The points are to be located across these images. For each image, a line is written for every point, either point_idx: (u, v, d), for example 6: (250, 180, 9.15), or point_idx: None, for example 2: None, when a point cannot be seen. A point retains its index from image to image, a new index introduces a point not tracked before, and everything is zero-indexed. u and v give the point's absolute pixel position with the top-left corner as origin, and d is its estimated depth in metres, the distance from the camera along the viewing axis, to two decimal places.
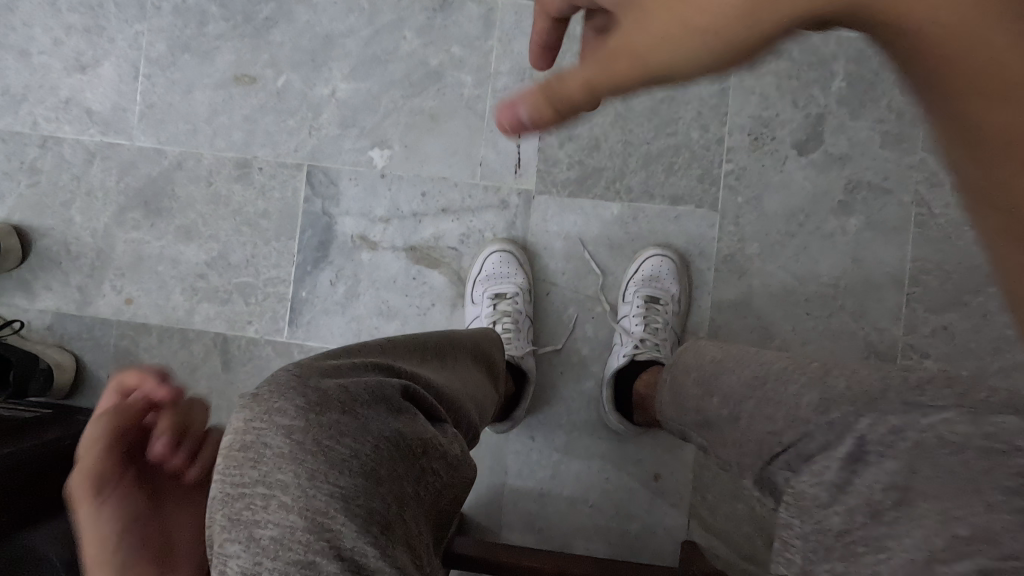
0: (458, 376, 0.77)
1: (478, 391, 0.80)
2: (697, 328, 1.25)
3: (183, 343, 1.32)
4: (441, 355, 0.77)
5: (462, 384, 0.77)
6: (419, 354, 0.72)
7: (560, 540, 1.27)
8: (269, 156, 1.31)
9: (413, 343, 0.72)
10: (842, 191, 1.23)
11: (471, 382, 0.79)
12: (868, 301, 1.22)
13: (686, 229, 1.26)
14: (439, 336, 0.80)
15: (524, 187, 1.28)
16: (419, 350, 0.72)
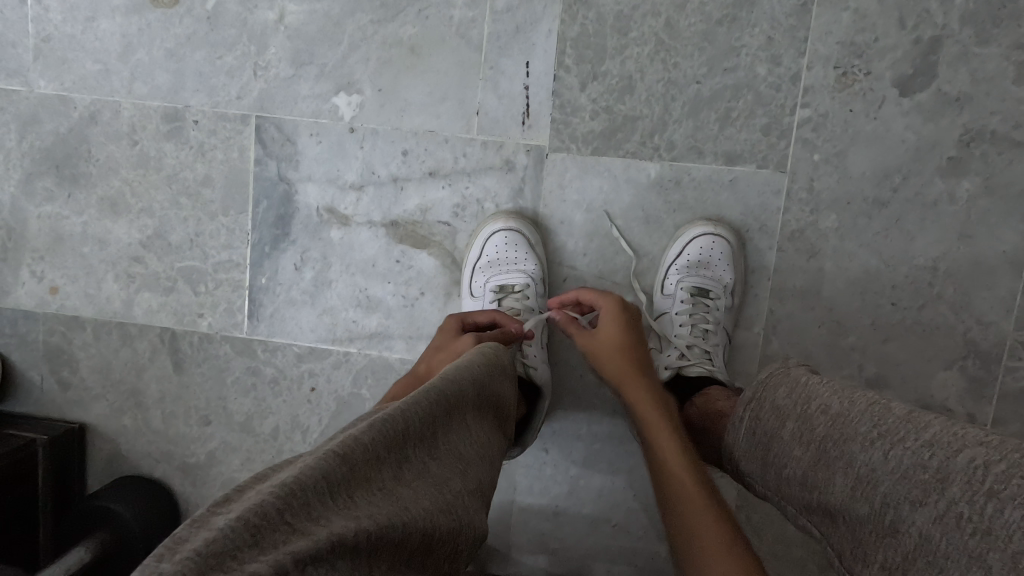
0: (458, 456, 0.54)
1: (488, 457, 0.58)
2: (752, 321, 1.00)
3: (124, 340, 1.10)
4: (439, 423, 0.53)
5: (462, 464, 0.54)
6: (399, 450, 0.48)
7: (578, 563, 1.09)
8: (204, 106, 1.02)
9: (392, 433, 0.48)
10: (955, 144, 0.93)
11: (478, 453, 0.57)
12: (975, 288, 0.96)
13: (743, 197, 0.98)
14: (436, 391, 0.54)
15: (534, 143, 0.99)
16: (399, 443, 0.48)
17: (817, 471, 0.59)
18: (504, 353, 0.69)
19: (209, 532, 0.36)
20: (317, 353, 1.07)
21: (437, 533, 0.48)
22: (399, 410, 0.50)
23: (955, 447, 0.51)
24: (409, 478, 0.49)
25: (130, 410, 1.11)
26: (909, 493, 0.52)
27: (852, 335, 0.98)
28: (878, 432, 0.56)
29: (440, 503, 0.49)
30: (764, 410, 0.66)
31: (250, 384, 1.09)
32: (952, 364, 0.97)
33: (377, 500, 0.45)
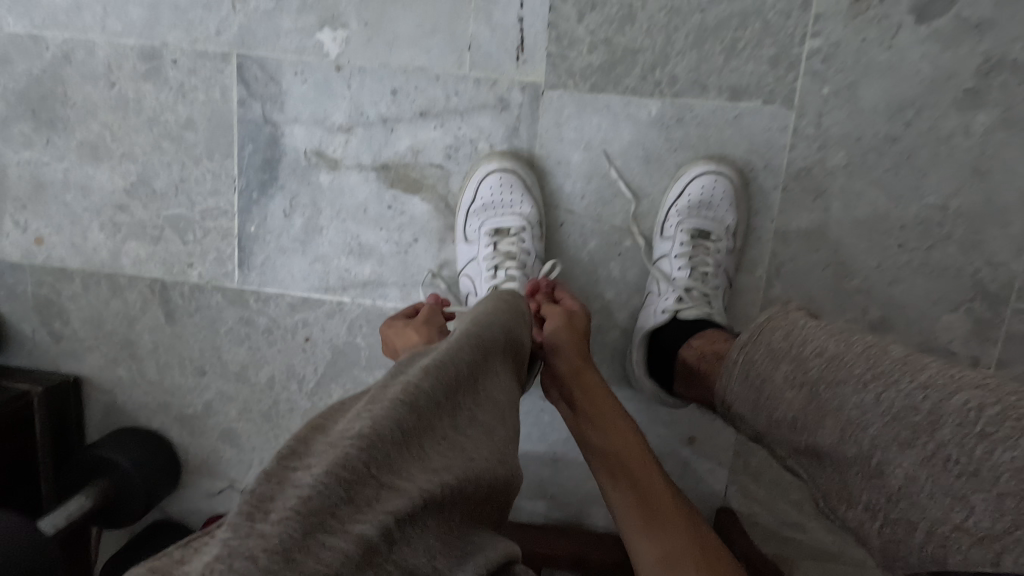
0: (501, 401, 0.53)
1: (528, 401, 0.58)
2: (754, 265, 0.98)
3: (114, 292, 1.08)
4: (484, 367, 0.52)
5: (509, 404, 0.54)
6: (455, 398, 0.47)
7: (577, 508, 1.10)
8: (182, 43, 0.97)
9: (448, 381, 0.46)
10: (972, 74, 0.88)
11: (519, 397, 0.56)
12: (986, 227, 0.93)
13: (748, 134, 0.93)
14: (479, 336, 0.52)
15: (530, 79, 0.94)
16: (455, 391, 0.47)
17: (808, 417, 0.57)
18: (527, 297, 0.68)
19: (297, 491, 0.36)
20: (311, 302, 1.05)
21: (497, 479, 0.48)
22: (450, 357, 0.48)
23: (949, 389, 0.49)
24: (466, 425, 0.48)
25: (124, 361, 1.10)
26: (898, 436, 0.50)
27: (857, 278, 0.96)
28: (872, 373, 0.53)
29: (496, 448, 0.49)
30: (758, 353, 0.63)
31: (244, 334, 1.07)
32: (959, 306, 0.95)
33: (444, 449, 0.44)
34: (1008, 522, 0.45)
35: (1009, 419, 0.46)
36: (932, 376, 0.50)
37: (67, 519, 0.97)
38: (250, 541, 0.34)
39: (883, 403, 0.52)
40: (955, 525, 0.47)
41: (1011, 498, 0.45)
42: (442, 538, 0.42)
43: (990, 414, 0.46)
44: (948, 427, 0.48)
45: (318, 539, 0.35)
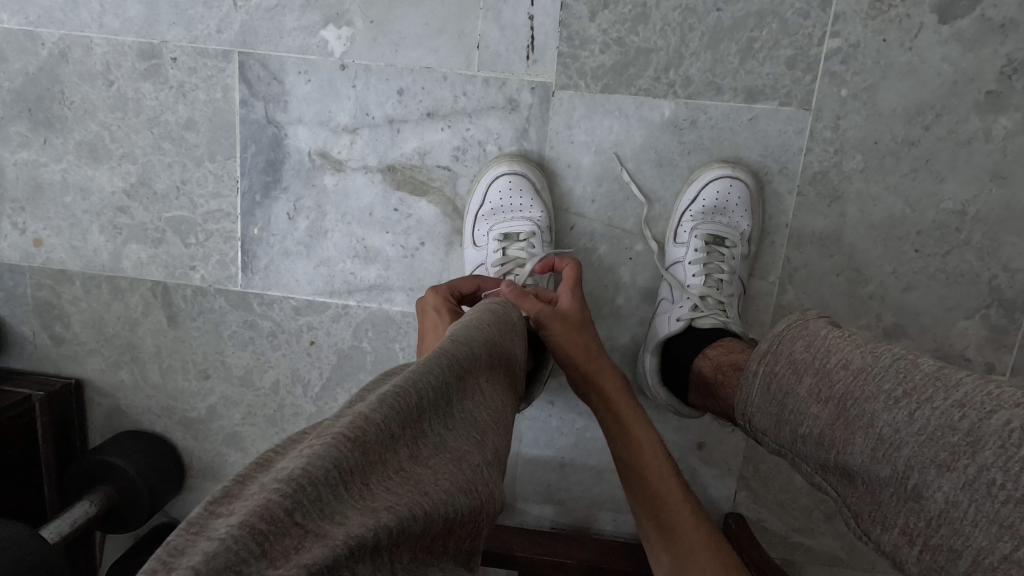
0: (472, 426, 0.49)
1: (503, 422, 0.54)
2: (767, 270, 0.96)
3: (116, 295, 1.06)
4: (452, 389, 0.48)
5: (475, 434, 0.49)
6: (412, 428, 0.43)
7: (585, 512, 1.09)
8: (183, 41, 0.94)
9: (404, 409, 0.42)
10: (994, 77, 0.86)
11: (494, 418, 0.52)
12: (1004, 233, 0.91)
13: (763, 137, 0.91)
14: (446, 359, 0.48)
15: (540, 80, 0.91)
16: (412, 418, 0.43)
17: (838, 436, 0.56)
18: (510, 310, 0.64)
19: (209, 543, 0.31)
20: (316, 306, 1.03)
21: (457, 515, 0.43)
22: (412, 382, 0.44)
23: (987, 407, 0.47)
24: (425, 456, 0.44)
25: (127, 364, 1.09)
26: (936, 458, 0.49)
27: (871, 283, 0.94)
28: (903, 390, 0.52)
29: (460, 478, 0.44)
30: (780, 364, 0.62)
31: (248, 337, 1.06)
32: (974, 313, 0.94)
33: (393, 485, 0.40)
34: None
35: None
36: (970, 393, 0.48)
37: (71, 526, 0.96)
38: None
39: (918, 421, 0.50)
40: (1003, 555, 0.45)
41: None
42: None
43: None
44: (986, 450, 0.46)
45: None
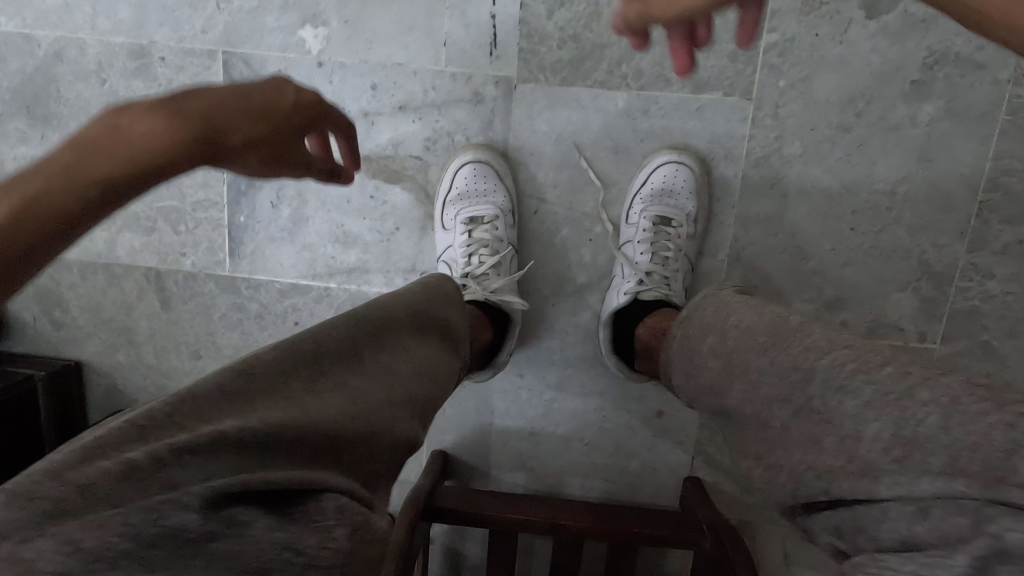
0: (380, 369, 0.58)
1: (425, 372, 0.62)
2: (717, 249, 1.04)
3: (111, 281, 1.13)
4: (356, 343, 0.59)
5: (378, 374, 0.57)
6: (309, 367, 0.54)
7: (554, 479, 1.17)
8: (170, 41, 1.01)
9: (297, 353, 0.54)
10: (919, 67, 0.94)
11: (408, 368, 0.61)
12: (932, 211, 0.99)
13: (709, 125, 0.99)
14: (348, 318, 0.60)
15: (503, 74, 0.99)
16: (308, 360, 0.54)
17: (721, 383, 0.63)
18: (446, 286, 0.73)
19: (107, 430, 0.44)
20: (300, 289, 1.10)
21: (342, 428, 0.50)
22: (312, 338, 0.56)
23: (825, 347, 0.55)
24: (322, 388, 0.53)
25: (123, 346, 1.16)
26: (778, 389, 0.56)
27: (812, 260, 1.02)
28: (774, 340, 0.59)
29: (352, 406, 0.53)
30: (692, 328, 0.71)
31: (236, 319, 1.13)
32: (906, 285, 1.02)
33: (279, 403, 0.50)
34: (847, 460, 0.49)
35: (862, 371, 0.51)
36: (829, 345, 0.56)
37: None
38: (49, 462, 0.42)
39: (779, 363, 0.57)
40: (810, 467, 0.51)
41: (852, 440, 0.49)
42: (252, 467, 0.44)
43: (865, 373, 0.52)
44: (823, 385, 0.53)
45: (100, 460, 0.41)
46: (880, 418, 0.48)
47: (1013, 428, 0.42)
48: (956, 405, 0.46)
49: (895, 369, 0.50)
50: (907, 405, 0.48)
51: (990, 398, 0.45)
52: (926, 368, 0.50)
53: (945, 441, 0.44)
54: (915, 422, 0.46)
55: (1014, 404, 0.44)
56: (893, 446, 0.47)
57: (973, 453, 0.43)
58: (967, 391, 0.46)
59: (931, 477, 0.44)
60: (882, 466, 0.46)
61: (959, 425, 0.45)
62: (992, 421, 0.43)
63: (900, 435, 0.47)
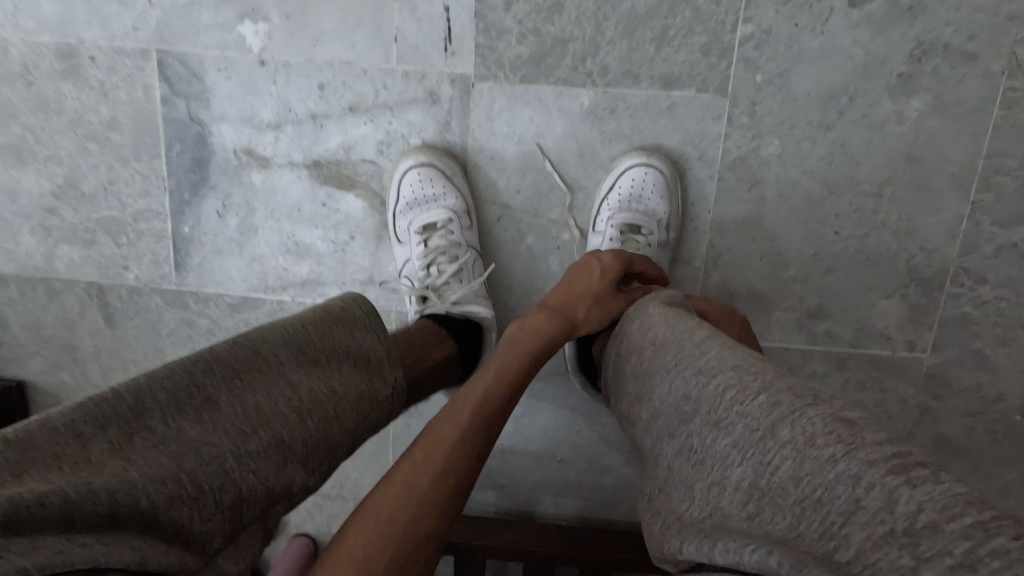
0: (240, 419, 0.52)
1: (302, 414, 0.55)
2: (692, 256, 0.97)
3: (51, 297, 1.06)
4: (216, 384, 0.52)
5: (231, 423, 0.51)
6: (141, 416, 0.48)
7: (526, 497, 1.12)
8: (100, 40, 0.93)
9: (127, 400, 0.47)
10: (905, 60, 0.88)
11: (279, 413, 0.54)
12: (920, 213, 0.93)
13: (681, 124, 0.92)
14: (208, 356, 0.53)
15: (459, 72, 0.92)
16: (140, 409, 0.48)
17: (633, 407, 0.58)
18: (357, 309, 0.65)
19: None
20: (251, 303, 1.04)
21: (157, 499, 0.45)
22: (159, 379, 0.50)
23: (712, 372, 0.49)
24: (154, 442, 0.47)
25: (67, 365, 1.09)
26: (671, 423, 0.51)
27: (793, 267, 0.96)
28: (674, 362, 0.54)
29: (180, 464, 0.47)
30: (619, 346, 0.65)
31: (185, 335, 1.06)
32: (894, 293, 0.96)
33: (90, 464, 0.44)
34: (708, 513, 0.44)
35: (737, 402, 0.45)
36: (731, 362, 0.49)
37: None
38: None
39: (675, 390, 0.52)
40: (678, 516, 0.46)
41: (716, 488, 0.44)
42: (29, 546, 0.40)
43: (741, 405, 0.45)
44: (699, 417, 0.48)
45: None
46: (742, 463, 0.43)
47: (859, 483, 0.36)
48: (810, 446, 0.39)
49: (766, 399, 0.44)
50: (767, 446, 0.42)
51: (847, 437, 0.39)
52: (796, 396, 0.43)
53: (795, 494, 0.39)
54: (772, 469, 0.41)
55: (868, 450, 0.37)
56: (749, 499, 0.41)
57: (814, 513, 0.37)
58: (824, 429, 0.40)
59: (768, 539, 0.39)
60: (734, 521, 0.41)
61: (809, 474, 0.38)
62: (839, 471, 0.37)
63: (756, 485, 0.41)
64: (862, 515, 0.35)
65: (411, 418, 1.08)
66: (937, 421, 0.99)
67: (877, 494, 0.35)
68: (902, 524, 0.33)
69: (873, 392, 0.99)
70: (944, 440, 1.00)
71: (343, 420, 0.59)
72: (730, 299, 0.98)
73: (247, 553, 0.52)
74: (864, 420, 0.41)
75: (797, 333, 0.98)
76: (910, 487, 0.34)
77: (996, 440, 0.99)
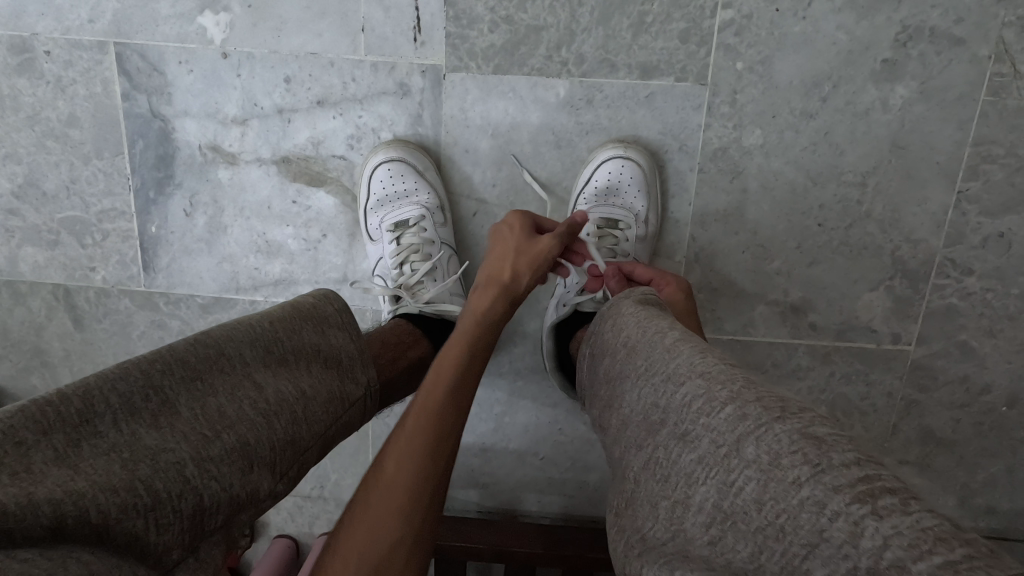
0: (202, 421, 0.46)
1: (269, 416, 0.49)
2: (673, 250, 0.95)
3: (15, 300, 1.02)
4: (175, 385, 0.46)
5: (192, 427, 0.46)
6: (90, 420, 0.42)
7: (510, 495, 1.10)
8: (54, 32, 0.90)
9: (72, 402, 0.42)
10: (889, 44, 0.85)
11: (246, 414, 0.48)
12: (906, 202, 0.90)
13: (661, 114, 0.89)
14: (166, 354, 0.47)
15: (429, 62, 0.88)
16: (89, 410, 0.42)
17: (604, 412, 0.57)
18: (329, 307, 0.59)
19: None
20: (223, 303, 1.01)
21: (106, 511, 0.40)
22: (110, 380, 0.44)
23: (681, 379, 0.47)
24: (104, 448, 0.42)
25: (37, 370, 1.05)
26: (638, 434, 0.49)
27: (776, 260, 0.94)
28: (644, 367, 0.52)
29: (133, 472, 0.42)
30: (592, 345, 0.63)
31: (156, 338, 1.03)
32: (879, 285, 0.94)
33: (30, 476, 0.39)
34: (671, 534, 0.43)
35: (705, 415, 0.44)
36: (700, 368, 0.47)
37: None
38: None
39: (644, 397, 0.50)
40: (641, 535, 0.45)
41: (681, 508, 0.43)
42: None
43: (708, 419, 0.43)
44: (666, 428, 0.46)
45: None
46: (706, 481, 0.42)
47: (824, 511, 0.35)
48: (775, 468, 0.38)
49: (732, 412, 0.42)
50: (732, 466, 0.40)
51: (814, 458, 0.37)
52: (762, 408, 0.42)
53: (758, 520, 0.38)
54: (735, 490, 0.40)
55: (835, 474, 0.36)
56: (712, 522, 0.40)
57: (777, 543, 0.36)
58: (790, 448, 0.38)
59: (729, 570, 0.38)
60: (697, 547, 0.41)
61: (773, 499, 0.38)
62: (804, 498, 0.36)
63: (719, 507, 0.40)
64: (825, 548, 0.34)
65: (389, 418, 1.05)
66: (923, 413, 0.98)
67: (842, 525, 0.34)
68: (867, 561, 0.32)
69: (859, 386, 0.98)
70: (930, 433, 0.98)
71: (314, 422, 0.53)
72: (712, 294, 0.95)
73: (213, 564, 0.46)
74: (833, 435, 0.39)
75: (781, 327, 0.96)
76: (876, 519, 0.33)
77: (982, 432, 0.97)
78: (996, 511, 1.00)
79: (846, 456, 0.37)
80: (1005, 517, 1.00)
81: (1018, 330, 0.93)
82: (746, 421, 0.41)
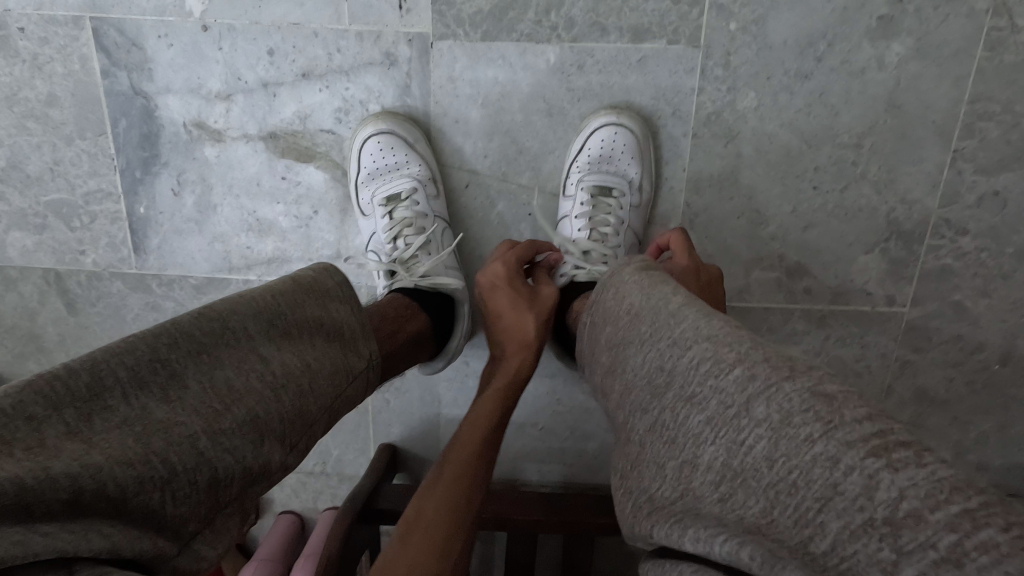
0: (211, 397, 0.46)
1: (277, 389, 0.50)
2: (667, 217, 0.94)
3: (6, 285, 1.01)
4: (183, 359, 0.46)
5: (198, 401, 0.46)
6: (96, 396, 0.42)
7: (510, 465, 1.12)
8: (26, 8, 0.87)
9: (77, 380, 0.41)
10: (886, 1, 0.83)
11: (256, 388, 0.48)
12: (901, 162, 0.90)
13: (653, 79, 0.88)
14: (168, 329, 0.46)
15: (415, 30, 0.86)
16: (95, 386, 0.42)
17: (605, 377, 0.57)
18: (329, 279, 0.58)
19: None
20: (216, 283, 1.00)
21: (121, 484, 0.40)
22: (117, 354, 0.44)
23: (687, 343, 0.47)
24: (113, 424, 0.42)
25: (33, 356, 1.05)
26: (643, 398, 0.49)
27: (772, 225, 0.93)
28: (649, 332, 0.52)
29: (147, 445, 0.42)
30: (596, 313, 0.62)
31: (152, 320, 1.02)
32: (874, 247, 0.94)
33: (39, 453, 0.38)
34: (679, 494, 0.43)
35: (711, 376, 0.44)
36: (706, 334, 0.47)
37: None
38: None
39: (649, 361, 0.50)
40: (649, 496, 0.45)
41: (689, 468, 0.43)
42: None
43: (715, 382, 0.43)
44: (671, 391, 0.47)
45: None
46: (715, 442, 0.42)
47: (837, 466, 0.35)
48: (786, 426, 0.38)
49: (741, 372, 0.42)
50: (740, 425, 0.41)
51: (825, 415, 0.37)
52: (771, 368, 0.42)
53: (769, 478, 0.38)
54: (745, 449, 0.40)
55: (848, 430, 0.36)
56: (722, 480, 0.41)
57: (790, 498, 0.37)
58: (801, 406, 0.38)
59: (743, 526, 0.38)
60: (707, 505, 0.41)
61: (784, 456, 0.38)
62: (817, 454, 0.36)
63: (729, 466, 0.41)
64: (840, 502, 0.35)
65: (389, 393, 1.05)
66: (917, 373, 0.98)
67: (856, 479, 0.34)
68: (883, 512, 0.33)
69: (854, 348, 0.98)
70: (924, 393, 0.99)
71: (321, 395, 0.53)
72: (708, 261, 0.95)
73: (228, 535, 0.48)
74: (843, 392, 0.39)
75: (777, 292, 0.96)
76: (891, 472, 0.34)
77: (975, 391, 0.98)
78: (988, 466, 1.02)
79: (856, 412, 0.37)
80: (997, 472, 1.02)
81: (1012, 289, 0.94)
82: (752, 381, 0.41)
